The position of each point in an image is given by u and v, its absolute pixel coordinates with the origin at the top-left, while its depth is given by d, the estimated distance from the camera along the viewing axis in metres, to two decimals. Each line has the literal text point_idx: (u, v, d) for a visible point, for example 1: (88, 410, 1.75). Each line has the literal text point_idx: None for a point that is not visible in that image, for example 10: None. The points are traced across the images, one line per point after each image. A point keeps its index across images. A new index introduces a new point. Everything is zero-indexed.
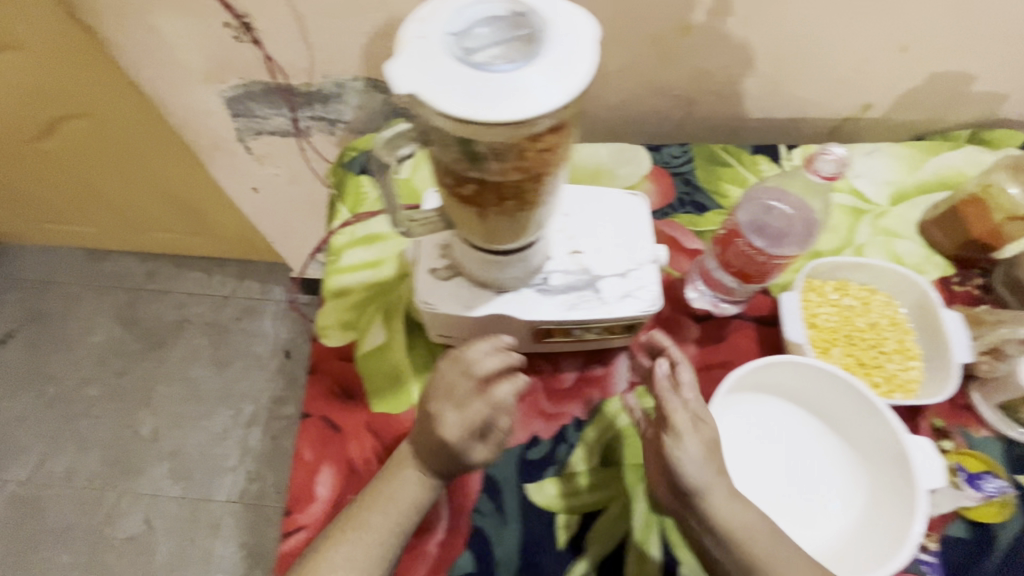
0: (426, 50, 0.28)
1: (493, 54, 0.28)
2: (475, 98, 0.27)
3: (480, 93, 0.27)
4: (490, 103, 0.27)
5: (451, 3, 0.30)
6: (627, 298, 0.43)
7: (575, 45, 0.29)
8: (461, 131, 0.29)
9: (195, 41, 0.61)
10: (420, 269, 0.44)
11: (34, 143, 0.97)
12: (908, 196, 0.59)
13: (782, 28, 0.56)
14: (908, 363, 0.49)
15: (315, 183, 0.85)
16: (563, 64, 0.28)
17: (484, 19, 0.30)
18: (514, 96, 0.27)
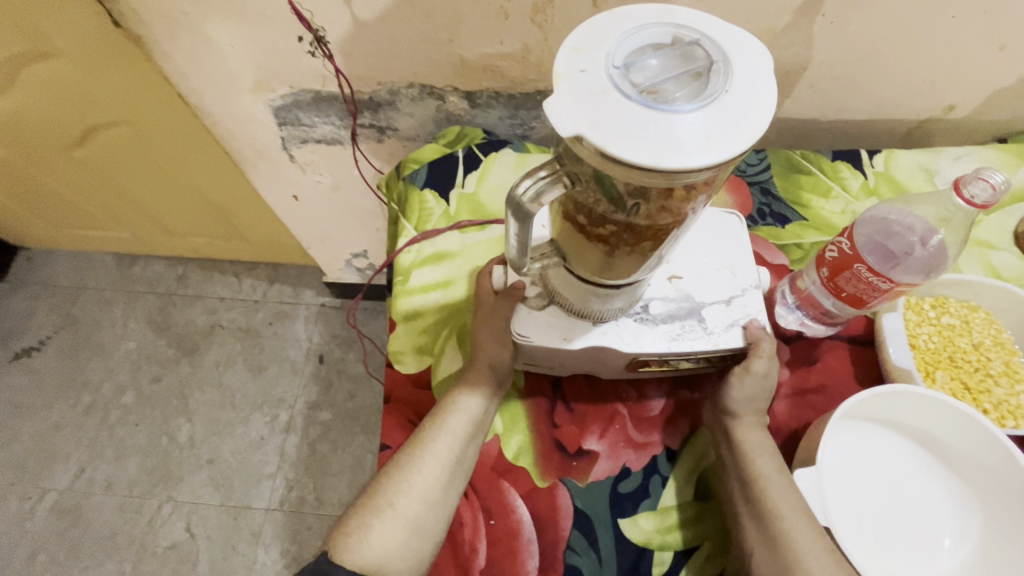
0: (598, 89, 0.26)
1: (664, 93, 0.27)
2: (648, 135, 0.26)
3: (654, 131, 0.26)
4: (665, 142, 0.25)
5: (609, 35, 0.29)
6: (734, 327, 0.42)
7: (746, 89, 0.27)
8: (616, 173, 0.27)
9: (245, 51, 0.58)
10: (514, 298, 0.44)
11: (69, 151, 0.96)
12: (1001, 204, 0.56)
13: (876, 28, 0.52)
14: (1017, 388, 0.46)
15: (360, 189, 0.83)
16: (741, 106, 0.27)
17: (648, 56, 0.28)
18: (699, 142, 0.25)
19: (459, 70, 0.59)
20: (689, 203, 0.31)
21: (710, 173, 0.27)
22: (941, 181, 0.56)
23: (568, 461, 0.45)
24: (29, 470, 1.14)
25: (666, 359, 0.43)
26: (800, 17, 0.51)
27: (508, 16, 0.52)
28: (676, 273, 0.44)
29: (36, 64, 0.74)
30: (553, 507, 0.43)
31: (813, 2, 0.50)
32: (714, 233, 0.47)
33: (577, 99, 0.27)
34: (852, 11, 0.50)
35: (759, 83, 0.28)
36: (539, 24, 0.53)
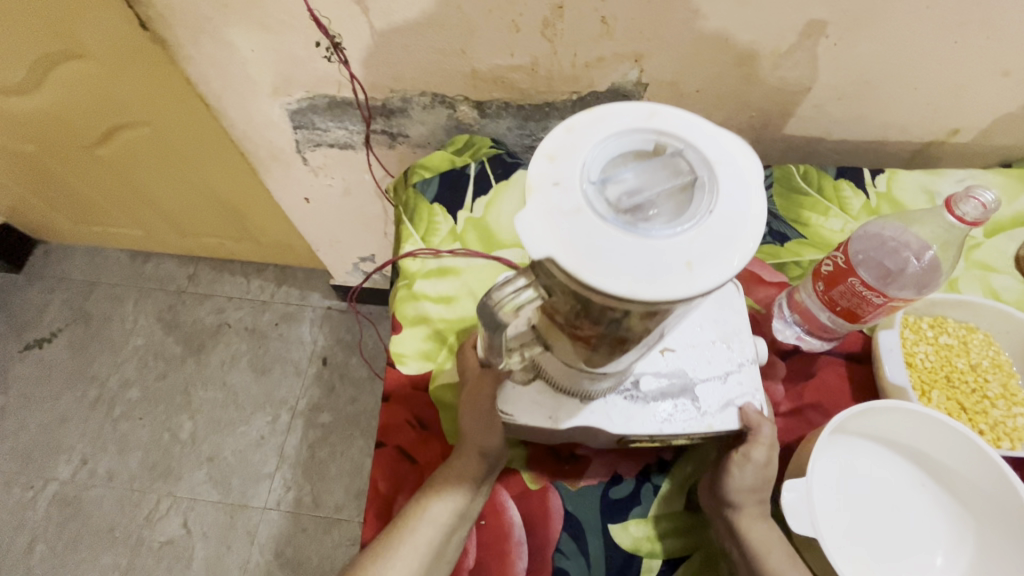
0: (574, 212, 0.25)
1: (645, 212, 0.26)
2: (626, 261, 0.25)
3: (632, 257, 0.25)
4: (643, 271, 0.24)
5: (589, 140, 0.28)
6: (728, 407, 0.41)
7: (731, 207, 0.26)
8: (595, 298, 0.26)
9: (265, 56, 0.60)
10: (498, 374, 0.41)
11: (91, 148, 0.98)
12: (1003, 228, 0.56)
13: (879, 52, 0.53)
14: (1014, 410, 0.46)
15: (370, 194, 0.85)
16: (726, 229, 0.26)
17: (630, 166, 0.27)
18: (680, 272, 0.24)
19: (470, 80, 0.61)
20: (673, 311, 0.30)
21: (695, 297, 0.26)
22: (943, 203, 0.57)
23: (560, 467, 0.45)
24: (33, 460, 1.15)
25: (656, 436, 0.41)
26: (804, 38, 0.52)
27: (519, 29, 0.54)
28: (667, 347, 0.42)
29: (66, 65, 0.77)
30: (545, 510, 0.44)
31: (817, 25, 0.51)
32: (711, 301, 0.45)
33: (551, 215, 0.25)
34: (856, 34, 0.52)
35: (746, 199, 0.27)
36: (548, 38, 0.55)
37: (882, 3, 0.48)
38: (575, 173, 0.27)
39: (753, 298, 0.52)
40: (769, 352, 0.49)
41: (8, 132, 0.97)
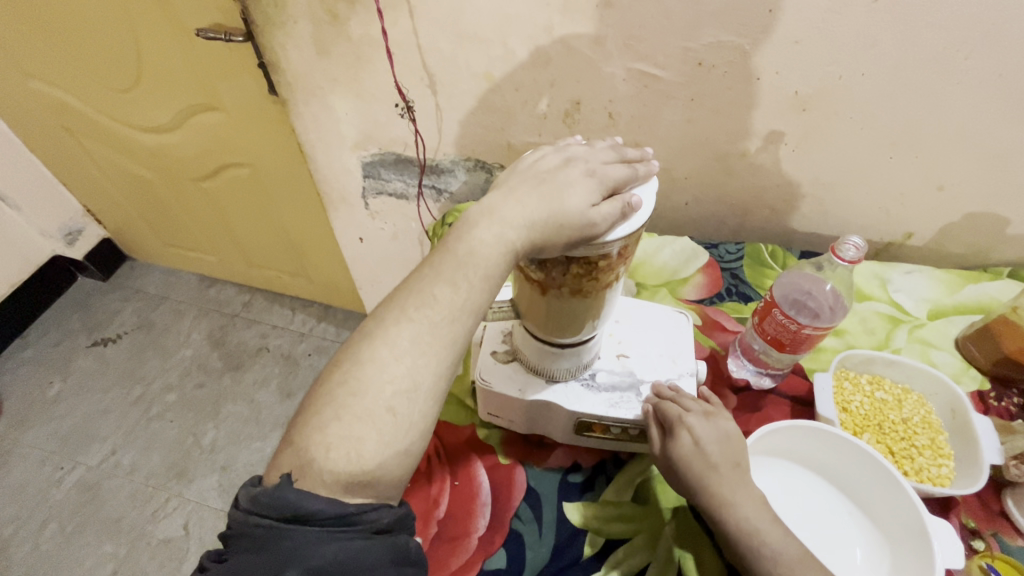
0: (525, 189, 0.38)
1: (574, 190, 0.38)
2: (554, 198, 0.37)
3: (557, 195, 0.37)
4: (562, 203, 0.36)
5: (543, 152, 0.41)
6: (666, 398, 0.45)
7: (634, 177, 0.39)
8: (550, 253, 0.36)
9: (356, 117, 0.79)
10: (483, 351, 0.50)
11: (200, 182, 1.21)
12: (946, 314, 0.64)
13: (829, 159, 0.66)
14: (939, 461, 0.52)
15: (413, 239, 1.00)
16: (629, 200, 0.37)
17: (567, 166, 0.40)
18: (590, 219, 0.35)
19: (506, 151, 0.78)
20: (607, 273, 0.39)
21: (612, 248, 0.37)
22: (893, 288, 0.66)
23: (529, 449, 0.53)
24: (69, 444, 1.26)
25: (607, 425, 0.47)
26: (769, 143, 0.66)
27: (546, 117, 0.71)
28: (623, 351, 0.50)
29: (205, 115, 1.01)
30: (510, 481, 0.51)
31: (776, 133, 0.65)
32: (662, 323, 0.52)
33: (514, 178, 0.39)
34: (809, 144, 0.65)
35: (646, 180, 0.40)
36: (568, 125, 0.71)
37: (826, 121, 0.62)
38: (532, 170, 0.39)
39: (714, 340, 0.61)
40: (722, 386, 0.57)
41: (142, 163, 1.22)
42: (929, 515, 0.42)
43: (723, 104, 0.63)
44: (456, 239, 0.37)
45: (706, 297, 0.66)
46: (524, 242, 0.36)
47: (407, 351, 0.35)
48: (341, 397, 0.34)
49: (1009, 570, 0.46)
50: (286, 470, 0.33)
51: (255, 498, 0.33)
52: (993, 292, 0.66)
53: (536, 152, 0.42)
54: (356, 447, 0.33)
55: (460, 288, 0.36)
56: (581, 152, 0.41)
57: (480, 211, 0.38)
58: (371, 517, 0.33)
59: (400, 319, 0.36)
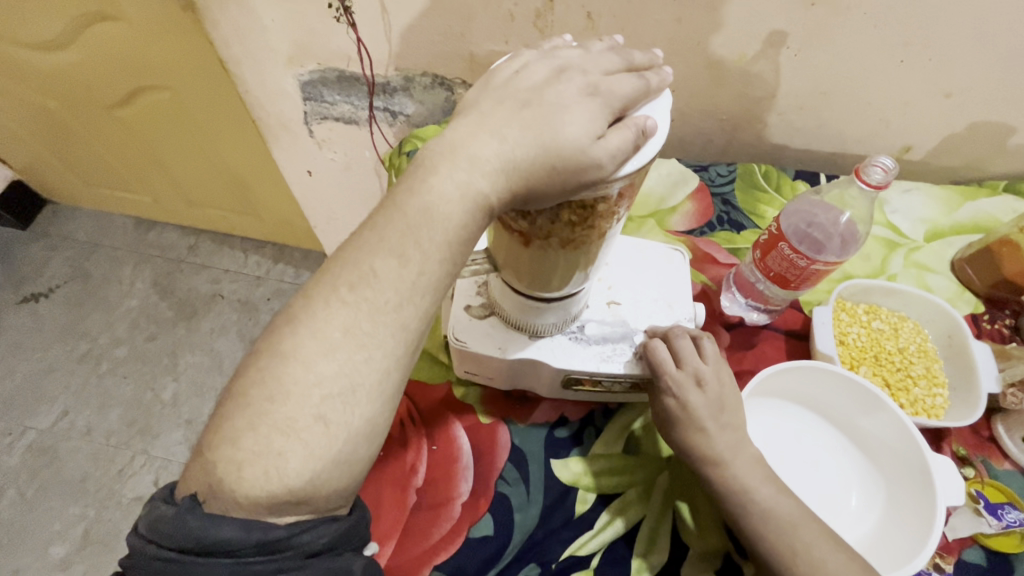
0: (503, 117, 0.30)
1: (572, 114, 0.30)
2: (546, 129, 0.29)
3: (549, 124, 0.29)
4: (559, 135, 0.29)
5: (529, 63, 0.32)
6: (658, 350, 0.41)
7: (645, 93, 0.31)
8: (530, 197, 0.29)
9: (283, 24, 0.66)
10: (455, 305, 0.44)
11: (113, 110, 1.04)
12: (943, 234, 0.61)
13: (834, 65, 0.58)
14: (934, 390, 0.50)
15: (368, 171, 0.90)
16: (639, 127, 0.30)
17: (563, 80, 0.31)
18: (592, 155, 0.28)
19: (468, 64, 0.67)
20: (605, 218, 0.33)
21: (614, 188, 0.30)
22: (889, 209, 0.62)
23: (511, 405, 0.49)
24: (15, 407, 1.18)
25: (598, 380, 0.43)
26: (768, 47, 0.58)
27: (514, 19, 0.60)
28: (614, 298, 0.45)
29: (102, 26, 0.83)
30: (493, 441, 0.47)
31: (777, 34, 0.56)
32: (656, 264, 0.47)
33: (487, 100, 0.31)
34: (813, 47, 0.57)
35: (660, 93, 0.32)
36: (540, 29, 0.60)
37: (835, 18, 0.54)
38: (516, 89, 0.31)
39: (706, 274, 0.56)
40: (715, 323, 0.53)
41: (37, 88, 1.04)
42: (932, 454, 0.41)
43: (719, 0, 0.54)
44: (407, 192, 0.30)
45: (696, 227, 0.60)
46: (499, 193, 0.29)
47: (340, 345, 0.28)
48: (256, 402, 0.28)
49: (996, 495, 0.46)
50: (191, 492, 0.28)
51: (156, 524, 0.28)
52: (991, 210, 0.62)
53: (514, 60, 0.33)
54: (277, 464, 0.27)
55: (409, 261, 0.29)
56: (577, 60, 0.32)
57: (441, 150, 0.30)
58: (303, 540, 0.28)
59: (330, 301, 0.29)
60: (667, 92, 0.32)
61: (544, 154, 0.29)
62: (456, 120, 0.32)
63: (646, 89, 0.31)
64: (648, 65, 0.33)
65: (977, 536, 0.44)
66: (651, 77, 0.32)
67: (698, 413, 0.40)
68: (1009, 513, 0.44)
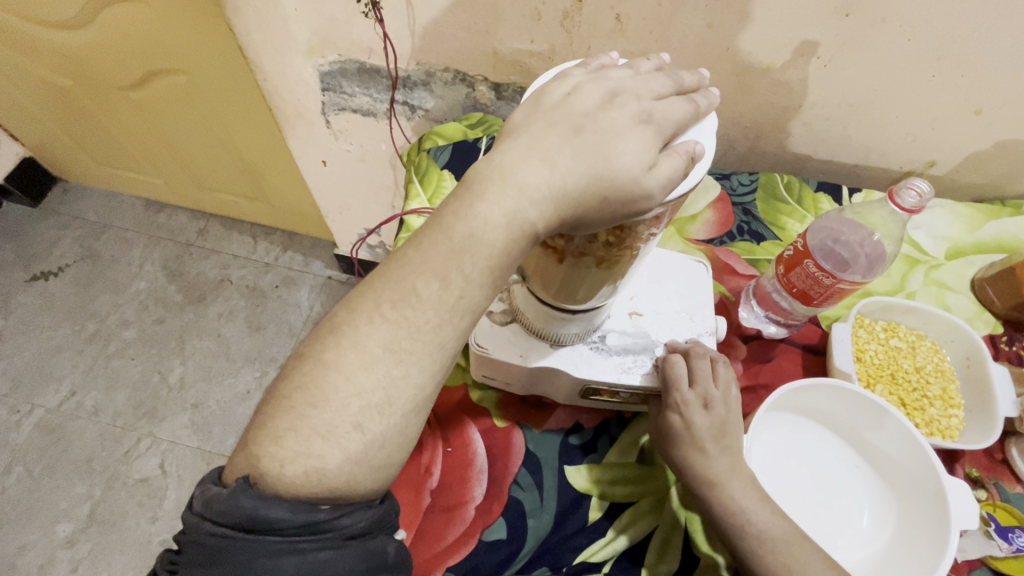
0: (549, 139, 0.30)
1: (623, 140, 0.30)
2: (598, 158, 0.29)
3: (602, 152, 0.29)
4: (611, 163, 0.29)
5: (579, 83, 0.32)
6: (674, 366, 0.41)
7: (695, 117, 0.31)
8: (568, 220, 0.30)
9: (306, 14, 0.65)
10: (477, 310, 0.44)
11: (128, 91, 1.04)
12: (964, 253, 0.60)
13: (863, 79, 0.58)
14: (950, 411, 0.50)
15: (383, 163, 0.89)
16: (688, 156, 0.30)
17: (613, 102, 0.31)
18: (641, 184, 0.29)
19: (491, 61, 0.66)
20: (642, 237, 0.33)
21: (658, 211, 0.30)
22: (912, 226, 0.61)
23: (527, 410, 0.49)
24: (24, 385, 1.18)
25: (616, 390, 0.43)
26: (798, 57, 0.57)
27: (541, 17, 0.59)
28: (636, 309, 0.45)
29: (119, 6, 0.82)
30: (507, 445, 0.47)
31: (809, 45, 0.55)
32: (679, 276, 0.47)
33: (538, 122, 0.31)
34: (844, 59, 0.56)
35: (708, 118, 0.32)
36: (567, 29, 0.59)
37: (871, 30, 0.53)
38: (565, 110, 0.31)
39: (725, 285, 0.56)
40: (732, 335, 0.53)
41: (52, 66, 1.03)
42: (947, 474, 0.41)
43: (754, 8, 0.53)
44: (453, 214, 0.30)
45: (716, 236, 0.59)
46: (547, 222, 0.29)
47: (380, 360, 0.30)
48: (299, 406, 0.30)
49: (1008, 518, 0.46)
50: (243, 472, 0.30)
51: (209, 501, 0.30)
52: (1014, 230, 0.62)
53: (563, 79, 0.33)
54: (316, 465, 0.29)
55: (451, 284, 0.30)
56: (627, 81, 0.32)
57: (489, 176, 0.30)
58: (342, 523, 0.30)
59: (372, 317, 0.30)
60: (714, 118, 0.33)
61: (596, 185, 0.29)
62: (503, 141, 0.31)
63: (695, 113, 0.31)
64: (695, 87, 0.34)
65: (986, 559, 0.44)
66: (699, 99, 0.32)
67: (701, 433, 0.40)
68: (1020, 537, 0.44)
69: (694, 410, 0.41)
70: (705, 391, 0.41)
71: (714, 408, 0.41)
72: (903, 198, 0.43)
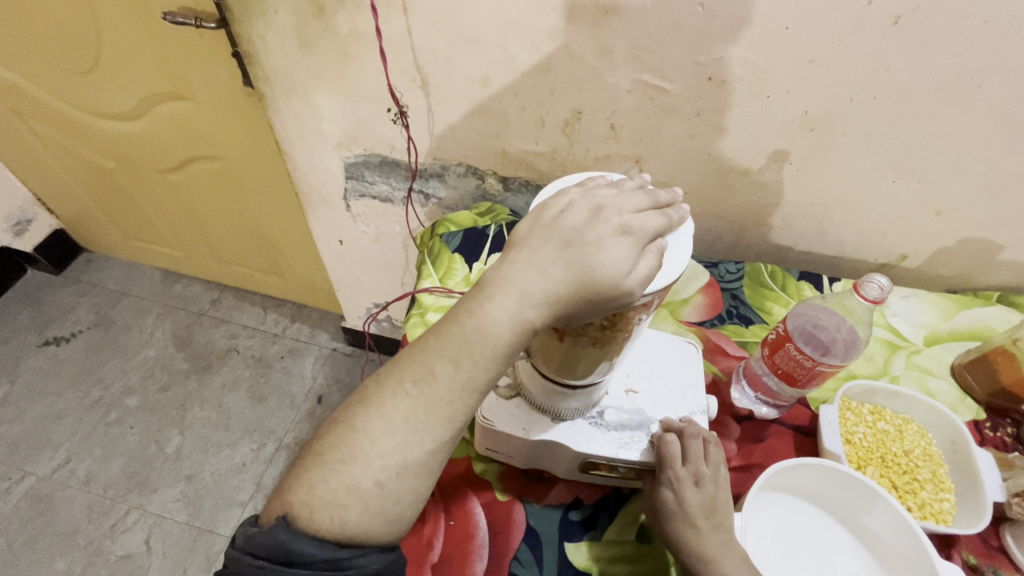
0: (546, 242, 0.35)
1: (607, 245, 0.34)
2: (583, 267, 0.33)
3: (588, 256, 0.33)
4: (595, 271, 0.33)
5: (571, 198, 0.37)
6: (668, 444, 0.44)
7: (670, 226, 0.36)
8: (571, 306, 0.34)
9: (339, 116, 0.74)
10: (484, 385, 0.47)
11: (164, 174, 1.13)
12: (942, 340, 0.64)
13: (832, 183, 0.64)
14: (941, 495, 0.52)
15: (396, 244, 0.96)
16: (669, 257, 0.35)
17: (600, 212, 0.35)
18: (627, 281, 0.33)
19: (500, 159, 0.74)
20: (635, 321, 0.37)
21: (645, 298, 0.34)
22: (889, 312, 0.66)
23: (528, 484, 0.50)
24: (18, 452, 1.17)
25: (614, 465, 0.45)
26: (771, 163, 0.64)
27: (545, 124, 0.67)
28: (632, 386, 0.48)
29: (171, 102, 0.93)
30: (509, 520, 0.48)
31: (780, 153, 0.63)
32: (671, 355, 0.51)
33: (536, 237, 0.35)
34: (813, 165, 0.63)
35: (682, 225, 0.37)
36: (567, 134, 0.67)
37: (833, 142, 0.60)
38: (561, 221, 0.35)
39: (717, 366, 0.59)
40: (725, 414, 0.55)
41: (100, 150, 1.13)
42: (942, 561, 0.42)
43: (730, 122, 0.61)
44: (468, 311, 0.34)
45: (707, 319, 0.64)
46: (552, 306, 0.33)
47: (401, 427, 0.33)
48: (330, 461, 0.33)
49: None
50: (281, 511, 0.33)
51: (250, 536, 0.33)
52: (986, 319, 0.66)
53: (560, 197, 0.37)
54: (341, 513, 0.32)
55: (462, 368, 0.33)
56: (611, 198, 0.36)
57: (499, 278, 0.34)
58: (361, 563, 0.32)
59: (397, 392, 0.34)
60: (690, 223, 0.38)
61: (582, 290, 0.33)
62: (511, 249, 0.36)
63: (670, 224, 0.36)
64: (670, 202, 0.38)
65: None
66: (672, 212, 0.37)
67: (696, 511, 0.41)
68: None
69: (687, 487, 0.42)
70: (696, 468, 0.43)
71: (705, 485, 0.43)
72: (865, 290, 0.48)
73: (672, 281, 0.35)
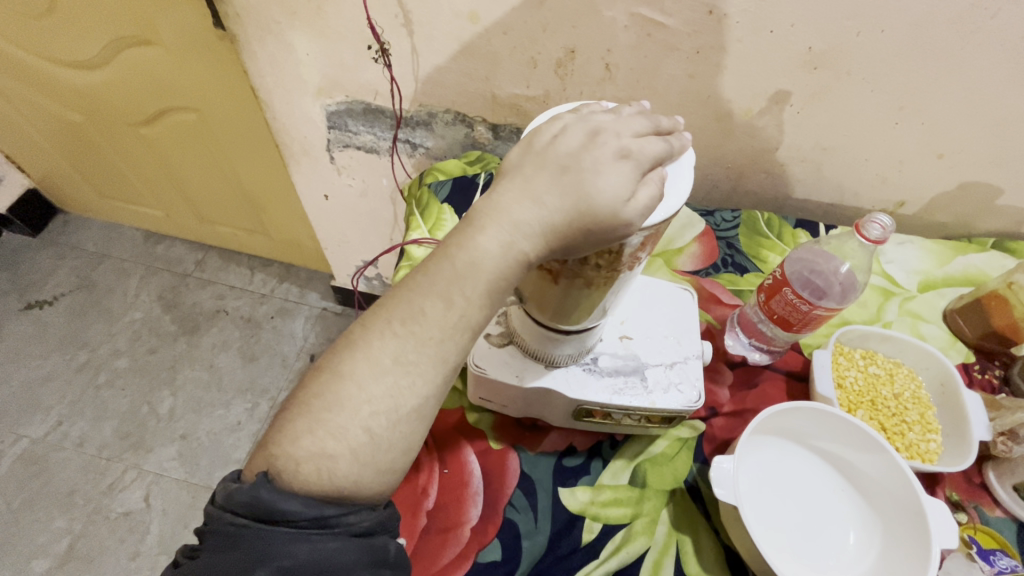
0: (540, 170, 0.33)
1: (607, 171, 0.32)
2: (581, 196, 0.31)
3: (587, 184, 0.32)
4: (593, 199, 0.31)
5: (569, 124, 0.35)
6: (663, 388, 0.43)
7: (672, 154, 0.34)
8: (567, 242, 0.32)
9: (318, 59, 0.70)
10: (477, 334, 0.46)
11: (137, 128, 1.08)
12: (935, 285, 0.64)
13: (832, 126, 0.62)
14: (928, 436, 0.52)
15: (384, 198, 0.93)
16: (670, 187, 0.34)
17: (599, 137, 0.33)
18: (627, 210, 0.31)
19: (489, 104, 0.70)
20: (632, 261, 0.36)
21: (643, 233, 0.33)
22: (885, 260, 0.65)
23: (521, 432, 0.50)
24: (9, 416, 1.17)
25: (608, 411, 0.45)
26: (772, 104, 0.61)
27: (536, 65, 0.64)
28: (626, 333, 0.48)
29: (138, 48, 0.87)
30: (503, 467, 0.48)
31: (782, 93, 0.60)
32: (667, 302, 0.50)
33: (530, 164, 0.33)
34: (815, 106, 0.61)
35: (683, 153, 0.35)
36: (560, 76, 0.64)
37: (836, 81, 0.58)
38: (558, 147, 0.33)
39: (711, 314, 0.58)
40: (719, 361, 0.55)
41: (66, 102, 1.07)
42: (927, 495, 0.42)
43: (729, 61, 0.58)
44: (456, 247, 0.33)
45: (701, 268, 0.63)
46: (545, 243, 0.32)
47: (389, 371, 0.32)
48: (316, 410, 0.32)
49: (989, 541, 0.47)
50: (262, 468, 0.32)
51: (231, 494, 0.32)
52: (980, 264, 0.66)
53: (553, 122, 0.35)
54: (328, 464, 0.31)
55: (454, 305, 0.32)
56: (610, 122, 0.34)
57: (489, 214, 0.33)
58: (349, 521, 0.31)
59: (384, 333, 0.32)
60: (693, 154, 0.36)
61: (578, 224, 0.31)
62: (501, 182, 0.34)
63: (672, 150, 0.34)
64: (671, 129, 0.36)
65: None
66: (674, 139, 0.35)
67: None
68: (1000, 559, 0.44)
69: None
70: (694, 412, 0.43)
71: None
72: (866, 230, 0.47)
73: (672, 212, 0.34)
